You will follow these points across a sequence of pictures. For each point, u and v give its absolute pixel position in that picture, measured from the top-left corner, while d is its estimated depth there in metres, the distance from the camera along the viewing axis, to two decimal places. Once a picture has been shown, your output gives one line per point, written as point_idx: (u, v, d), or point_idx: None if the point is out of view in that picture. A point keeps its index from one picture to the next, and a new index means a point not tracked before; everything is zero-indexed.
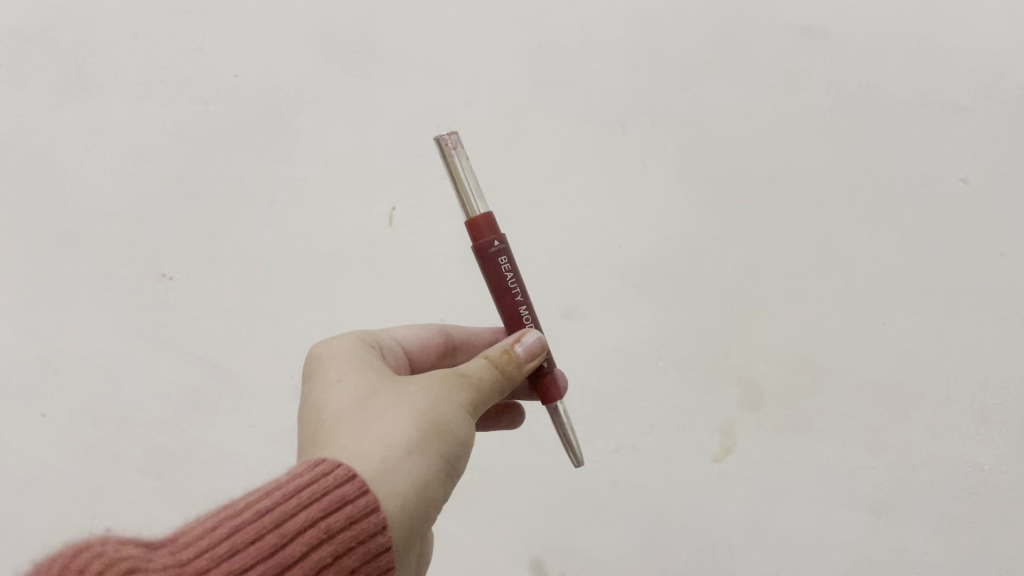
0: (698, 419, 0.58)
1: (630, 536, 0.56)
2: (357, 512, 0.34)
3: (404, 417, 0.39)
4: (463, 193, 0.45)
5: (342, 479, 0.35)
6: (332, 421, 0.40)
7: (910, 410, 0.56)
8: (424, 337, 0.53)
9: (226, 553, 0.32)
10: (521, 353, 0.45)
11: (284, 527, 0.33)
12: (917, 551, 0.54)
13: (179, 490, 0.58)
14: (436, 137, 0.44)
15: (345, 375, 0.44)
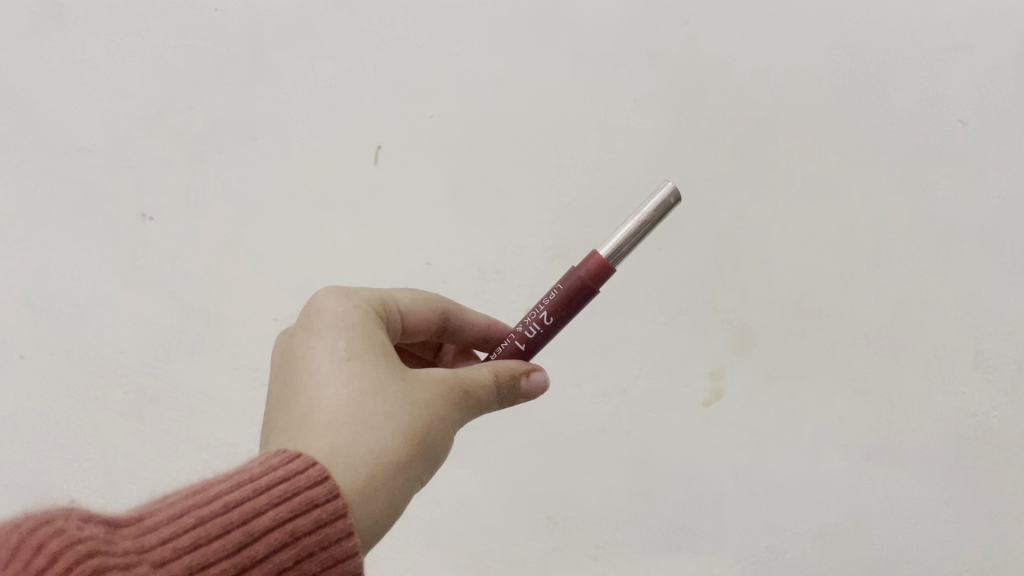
0: (688, 363, 0.58)
1: (616, 480, 0.58)
2: (325, 516, 0.30)
3: (393, 421, 0.35)
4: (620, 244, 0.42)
5: (315, 479, 0.31)
6: (319, 412, 0.35)
7: (906, 355, 0.54)
8: (424, 311, 0.47)
9: (189, 546, 0.28)
10: (524, 386, 0.41)
11: (251, 525, 0.29)
12: (908, 499, 0.54)
13: (161, 433, 0.59)
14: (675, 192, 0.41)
15: (349, 350, 0.38)
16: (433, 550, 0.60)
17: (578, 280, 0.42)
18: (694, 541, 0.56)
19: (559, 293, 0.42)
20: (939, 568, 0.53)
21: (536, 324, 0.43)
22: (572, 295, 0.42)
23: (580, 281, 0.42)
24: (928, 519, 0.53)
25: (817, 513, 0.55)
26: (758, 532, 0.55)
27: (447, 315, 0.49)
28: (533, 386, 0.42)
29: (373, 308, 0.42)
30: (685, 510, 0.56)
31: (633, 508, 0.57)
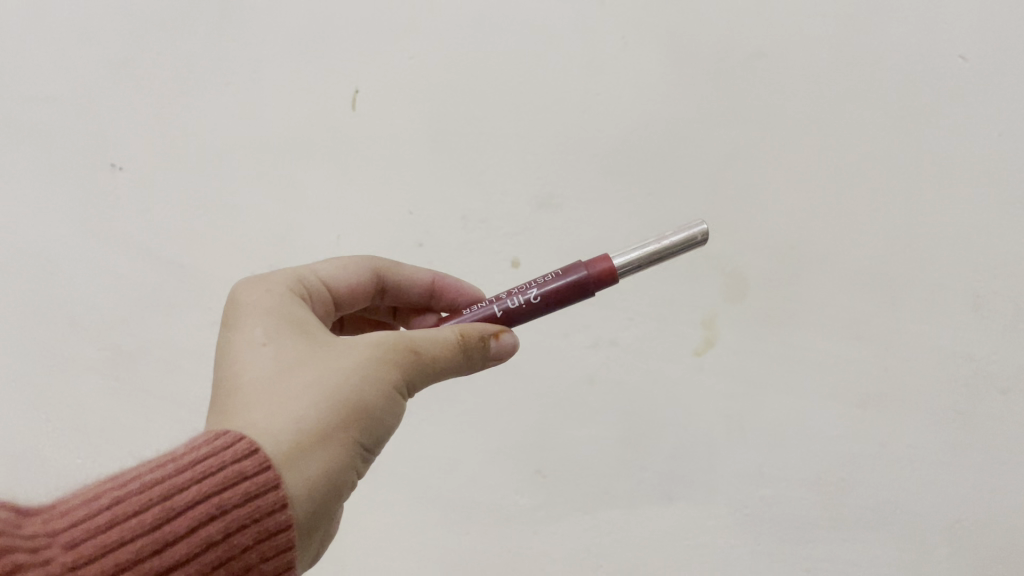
0: (679, 312, 0.56)
1: (605, 431, 0.57)
2: (255, 488, 0.29)
3: (329, 391, 0.34)
4: (643, 256, 0.42)
5: (242, 452, 0.29)
6: (249, 390, 0.34)
7: (902, 299, 0.53)
8: (353, 281, 0.46)
9: (102, 526, 0.27)
10: (492, 347, 0.40)
11: (172, 500, 0.27)
12: (903, 445, 0.53)
13: (137, 391, 0.58)
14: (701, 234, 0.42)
15: (266, 334, 0.36)
16: (421, 506, 0.59)
17: (591, 272, 0.42)
18: (686, 491, 0.55)
19: (559, 279, 0.43)
20: (934, 515, 0.52)
21: (524, 300, 0.43)
22: (567, 291, 0.42)
23: (580, 277, 0.42)
24: (924, 466, 0.52)
25: (810, 459, 0.54)
26: (750, 481, 0.55)
27: (378, 277, 0.48)
28: (503, 349, 0.41)
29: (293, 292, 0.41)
30: (676, 460, 0.55)
31: (624, 459, 0.56)
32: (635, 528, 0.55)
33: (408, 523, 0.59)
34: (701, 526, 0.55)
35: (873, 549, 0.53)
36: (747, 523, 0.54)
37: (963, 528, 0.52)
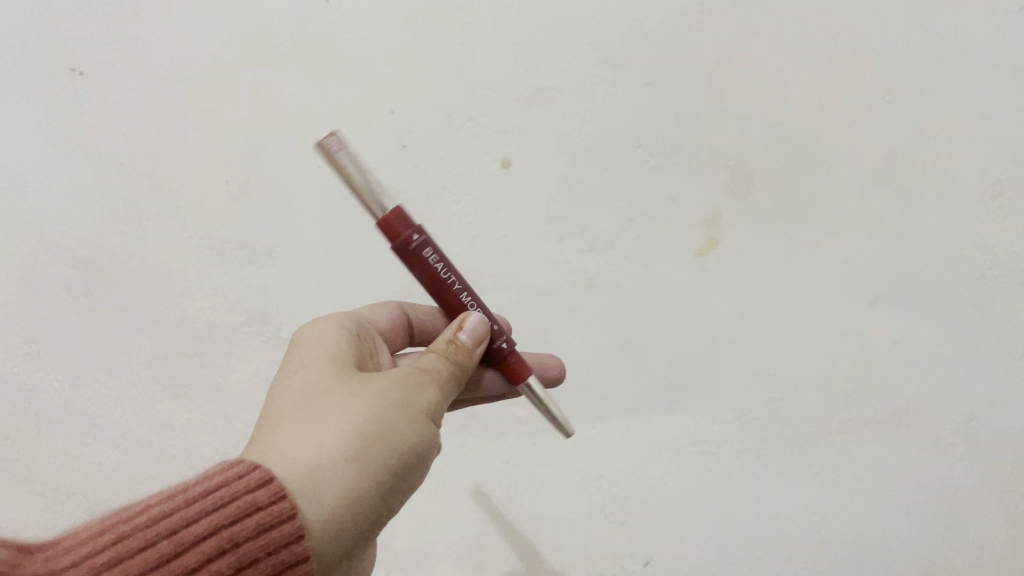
0: (682, 210, 0.52)
1: (605, 337, 0.54)
2: (272, 518, 0.26)
3: (351, 416, 0.30)
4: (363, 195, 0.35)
5: (257, 480, 0.26)
6: (269, 429, 0.31)
7: (918, 190, 0.51)
8: (395, 320, 0.45)
9: (99, 566, 0.23)
10: (465, 340, 0.36)
11: (180, 535, 0.24)
12: (916, 342, 0.51)
13: (114, 309, 0.55)
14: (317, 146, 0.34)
15: (295, 371, 0.34)
16: None
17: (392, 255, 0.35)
18: (690, 396, 0.53)
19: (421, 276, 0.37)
20: (946, 410, 0.51)
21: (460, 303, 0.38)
22: (420, 259, 0.36)
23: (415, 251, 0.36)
24: (938, 362, 0.51)
25: (821, 359, 0.52)
26: (757, 383, 0.53)
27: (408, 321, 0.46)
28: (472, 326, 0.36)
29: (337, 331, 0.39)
30: (680, 364, 0.53)
31: (626, 366, 0.54)
32: (638, 436, 0.54)
33: None
34: (707, 432, 0.53)
35: (883, 448, 0.52)
36: (756, 426, 0.53)
37: (973, 423, 0.52)
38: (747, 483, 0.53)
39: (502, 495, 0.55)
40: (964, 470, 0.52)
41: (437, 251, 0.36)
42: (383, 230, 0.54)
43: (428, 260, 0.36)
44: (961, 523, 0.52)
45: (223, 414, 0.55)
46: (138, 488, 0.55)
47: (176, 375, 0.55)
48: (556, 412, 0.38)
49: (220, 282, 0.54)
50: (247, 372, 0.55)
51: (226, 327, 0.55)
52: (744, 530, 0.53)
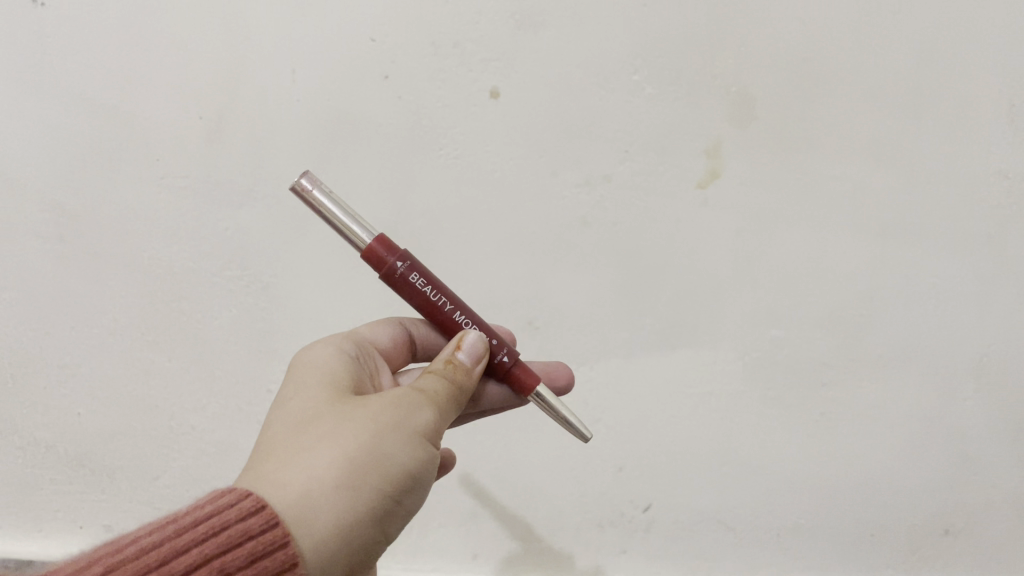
0: (681, 140, 0.49)
1: (602, 276, 0.51)
2: (263, 548, 0.25)
3: (345, 434, 0.29)
4: (341, 227, 0.34)
5: (248, 509, 0.25)
6: (262, 453, 0.29)
7: (929, 115, 0.48)
8: (396, 337, 0.42)
9: None
10: (466, 359, 0.34)
11: (170, 565, 0.24)
12: (928, 277, 0.49)
13: (87, 254, 0.52)
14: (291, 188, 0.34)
15: (291, 394, 0.33)
16: None
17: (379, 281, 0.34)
18: (689, 336, 0.51)
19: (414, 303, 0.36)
20: (958, 346, 0.49)
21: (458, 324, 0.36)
22: (407, 282, 0.34)
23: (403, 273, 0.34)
24: (950, 297, 0.49)
25: (826, 296, 0.50)
26: (760, 321, 0.50)
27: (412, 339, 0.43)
28: (472, 344, 0.35)
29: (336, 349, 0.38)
30: (679, 303, 0.51)
31: (623, 306, 0.51)
32: (637, 379, 0.52)
33: None
34: (708, 373, 0.51)
35: (891, 387, 0.50)
36: (757, 367, 0.51)
37: (988, 359, 0.49)
38: (749, 425, 0.51)
39: (494, 441, 0.53)
40: (977, 408, 0.50)
41: (425, 274, 0.35)
42: (366, 166, 0.51)
43: (415, 284, 0.35)
44: (974, 463, 0.50)
45: (204, 363, 0.53)
46: (122, 439, 0.54)
47: (154, 323, 0.53)
48: (570, 418, 0.36)
49: (196, 224, 0.52)
50: (228, 319, 0.53)
51: (204, 272, 0.52)
52: (745, 472, 0.52)
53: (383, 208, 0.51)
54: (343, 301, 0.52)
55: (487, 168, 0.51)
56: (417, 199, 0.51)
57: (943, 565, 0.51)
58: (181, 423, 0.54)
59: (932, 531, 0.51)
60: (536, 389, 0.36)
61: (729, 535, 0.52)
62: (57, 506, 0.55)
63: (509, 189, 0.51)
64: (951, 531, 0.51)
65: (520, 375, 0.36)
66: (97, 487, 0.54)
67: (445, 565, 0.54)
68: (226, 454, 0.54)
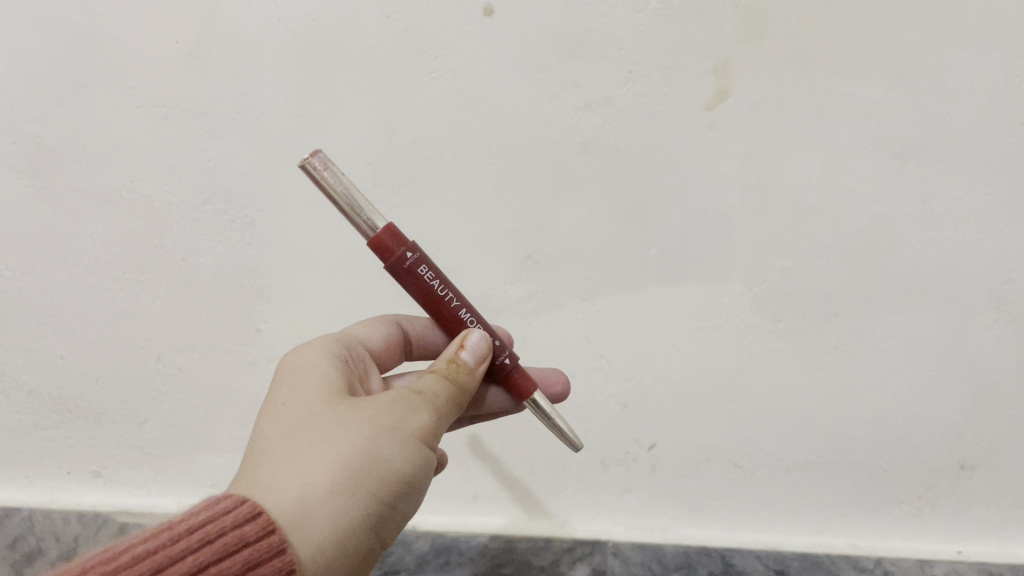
0: (687, 58, 0.46)
1: (604, 205, 0.48)
2: (259, 556, 0.25)
3: (339, 440, 0.29)
4: (351, 213, 0.33)
5: (243, 516, 0.25)
6: (255, 457, 0.29)
7: (955, 26, 0.44)
8: (389, 335, 0.41)
9: None
10: (467, 360, 0.34)
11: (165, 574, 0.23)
12: (947, 200, 0.46)
13: (63, 189, 0.50)
14: (299, 164, 0.32)
15: (283, 395, 0.33)
16: (396, 300, 0.50)
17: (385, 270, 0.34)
18: (696, 267, 0.48)
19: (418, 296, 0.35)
20: (978, 274, 0.47)
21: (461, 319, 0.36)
22: (416, 275, 0.34)
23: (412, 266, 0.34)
24: (971, 221, 0.46)
25: (839, 223, 0.47)
26: (771, 251, 0.48)
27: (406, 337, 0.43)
28: (475, 344, 0.35)
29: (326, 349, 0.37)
30: (685, 233, 0.48)
31: (627, 238, 0.48)
32: (641, 313, 0.49)
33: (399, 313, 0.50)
34: (716, 306, 0.49)
35: (906, 317, 0.48)
36: (766, 299, 0.48)
37: (1011, 287, 0.47)
38: (758, 359, 0.49)
39: None
40: (997, 338, 0.48)
41: (434, 268, 0.35)
42: (353, 92, 0.47)
43: (423, 277, 0.35)
44: (994, 396, 0.48)
45: (190, 302, 0.51)
46: (108, 382, 0.52)
47: (136, 261, 0.50)
48: (562, 425, 0.38)
49: (175, 156, 0.49)
50: (213, 256, 0.50)
51: (186, 207, 0.49)
52: (754, 408, 0.50)
53: (371, 137, 0.48)
54: (330, 237, 0.49)
55: (480, 93, 0.47)
56: (408, 126, 0.48)
57: (958, 501, 0.50)
58: (168, 364, 0.52)
59: (947, 467, 0.49)
60: (535, 397, 0.37)
61: (737, 473, 0.51)
62: (43, 452, 0.53)
63: (503, 114, 0.47)
64: (967, 466, 0.49)
65: (519, 380, 0.37)
66: (85, 431, 0.53)
67: (445, 507, 0.54)
68: (215, 396, 0.52)
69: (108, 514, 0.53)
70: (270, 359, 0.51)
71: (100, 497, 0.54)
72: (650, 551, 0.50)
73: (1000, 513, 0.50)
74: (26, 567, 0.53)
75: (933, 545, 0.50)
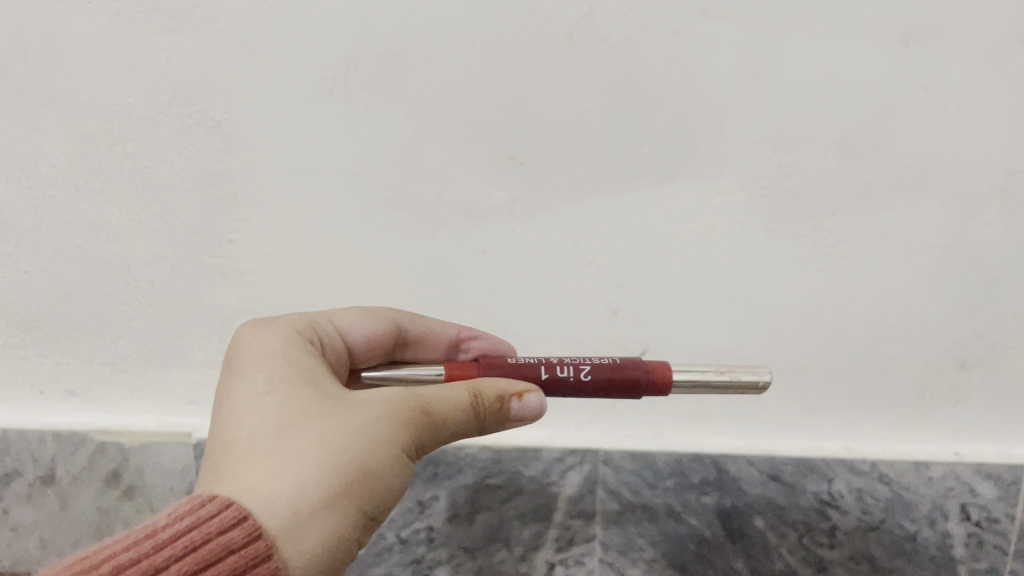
0: None
1: (592, 101, 0.45)
2: (243, 562, 0.28)
3: (331, 449, 0.30)
4: (701, 379, 0.41)
5: (228, 521, 0.28)
6: (242, 449, 0.31)
7: None
8: (371, 334, 0.44)
9: None
10: (514, 410, 0.36)
11: None
12: (955, 86, 0.44)
13: (15, 95, 0.46)
14: (768, 381, 0.41)
15: (267, 379, 0.34)
16: (374, 205, 0.48)
17: (651, 380, 0.40)
18: (689, 166, 0.46)
19: (606, 363, 0.40)
20: (982, 165, 0.45)
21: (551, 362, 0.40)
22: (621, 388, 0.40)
23: (640, 385, 0.40)
24: (976, 109, 0.44)
25: (840, 115, 0.44)
26: (766, 145, 0.45)
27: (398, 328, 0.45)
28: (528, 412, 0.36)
29: (300, 331, 0.39)
30: (677, 130, 0.45)
31: (616, 136, 0.45)
32: (632, 215, 0.47)
33: (364, 225, 0.48)
34: (709, 205, 0.46)
35: (906, 213, 0.46)
36: (762, 198, 0.46)
37: (1015, 178, 0.45)
38: (752, 260, 0.47)
39: (479, 288, 0.50)
40: (1000, 234, 0.46)
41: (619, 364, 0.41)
42: None
43: (620, 377, 0.40)
44: (995, 292, 0.47)
45: (158, 213, 0.48)
46: (77, 298, 0.50)
47: (97, 170, 0.48)
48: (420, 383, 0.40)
49: (130, 56, 0.45)
50: (179, 163, 0.47)
51: (149, 109, 0.46)
52: (748, 311, 0.48)
53: (337, 30, 0.44)
54: (301, 139, 0.46)
55: None
56: (379, 19, 0.44)
57: (956, 399, 0.49)
58: (139, 278, 0.50)
59: (946, 366, 0.48)
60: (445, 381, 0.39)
61: None
62: (16, 370, 0.52)
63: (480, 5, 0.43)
64: (967, 364, 0.48)
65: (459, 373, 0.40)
66: (55, 348, 0.51)
67: None
68: (190, 309, 0.50)
69: (84, 434, 0.52)
70: (246, 271, 0.49)
71: (73, 418, 0.53)
72: (642, 459, 0.50)
73: (997, 409, 0.49)
74: (4, 485, 0.53)
75: (930, 446, 0.50)
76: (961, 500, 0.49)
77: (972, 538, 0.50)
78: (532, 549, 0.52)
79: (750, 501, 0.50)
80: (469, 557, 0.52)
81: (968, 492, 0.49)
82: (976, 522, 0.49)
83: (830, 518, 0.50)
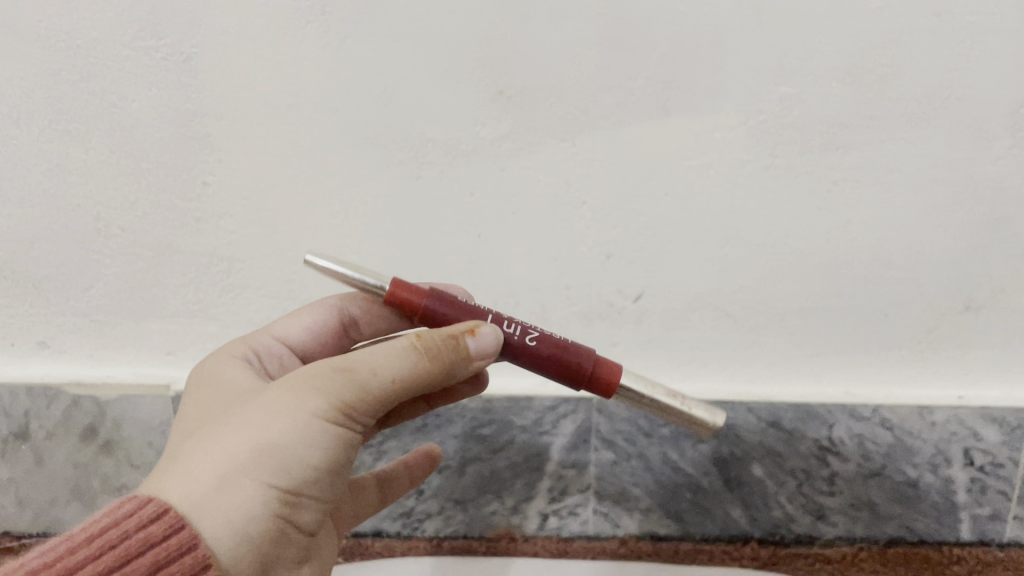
0: None
1: (585, 29, 0.42)
2: (167, 554, 0.27)
3: (242, 425, 0.30)
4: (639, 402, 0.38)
5: (149, 517, 0.27)
6: (172, 451, 0.31)
7: None
8: (316, 331, 0.44)
9: None
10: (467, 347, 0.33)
11: None
12: (968, 9, 0.41)
13: None
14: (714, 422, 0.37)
15: (211, 403, 0.35)
16: (355, 144, 0.45)
17: (591, 371, 0.37)
18: (685, 99, 0.43)
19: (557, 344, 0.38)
20: (995, 94, 0.42)
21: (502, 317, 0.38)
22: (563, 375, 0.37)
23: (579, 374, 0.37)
24: (990, 34, 0.41)
25: (846, 43, 0.42)
26: (767, 74, 0.43)
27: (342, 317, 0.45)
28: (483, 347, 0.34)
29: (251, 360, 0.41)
30: (672, 60, 0.43)
31: (608, 67, 0.43)
32: (625, 151, 0.45)
33: (344, 165, 0.46)
34: (705, 141, 0.44)
35: (913, 147, 0.44)
36: (763, 132, 0.44)
37: None
38: (750, 199, 0.45)
39: (466, 231, 0.48)
40: (1011, 168, 0.44)
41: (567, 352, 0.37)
42: None
43: (563, 363, 0.37)
44: (1004, 229, 0.45)
45: (127, 155, 0.46)
46: (46, 244, 0.48)
47: (60, 109, 0.45)
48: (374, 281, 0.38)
49: None
50: (148, 100, 0.45)
51: (112, 41, 0.43)
52: (746, 251, 0.46)
53: None
54: (276, 73, 0.44)
55: None
56: None
57: (959, 341, 0.47)
58: (109, 224, 0.48)
59: (952, 307, 0.47)
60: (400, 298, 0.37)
61: (728, 323, 0.48)
62: None
63: None
64: (973, 306, 0.47)
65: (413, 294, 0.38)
66: (25, 299, 0.50)
67: None
68: (165, 256, 0.48)
69: (58, 388, 0.51)
70: (222, 215, 0.47)
71: (47, 370, 0.52)
72: None
73: (1003, 351, 0.47)
74: None
75: (933, 391, 0.48)
76: (964, 445, 0.48)
77: (975, 483, 0.49)
78: (524, 501, 0.52)
79: (748, 448, 0.49)
80: (460, 509, 0.52)
81: (972, 437, 0.48)
82: (980, 466, 0.48)
83: (830, 465, 0.49)
